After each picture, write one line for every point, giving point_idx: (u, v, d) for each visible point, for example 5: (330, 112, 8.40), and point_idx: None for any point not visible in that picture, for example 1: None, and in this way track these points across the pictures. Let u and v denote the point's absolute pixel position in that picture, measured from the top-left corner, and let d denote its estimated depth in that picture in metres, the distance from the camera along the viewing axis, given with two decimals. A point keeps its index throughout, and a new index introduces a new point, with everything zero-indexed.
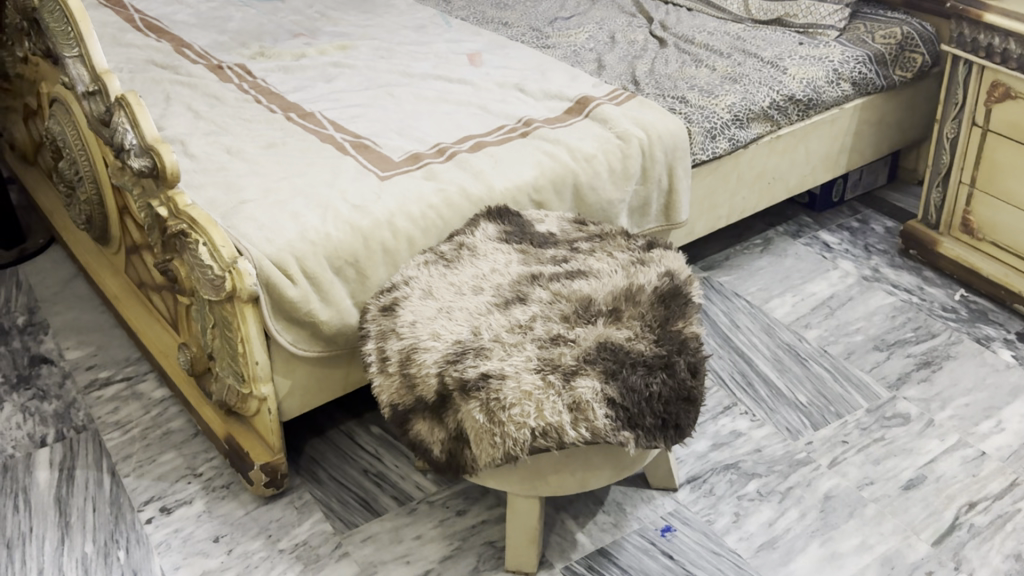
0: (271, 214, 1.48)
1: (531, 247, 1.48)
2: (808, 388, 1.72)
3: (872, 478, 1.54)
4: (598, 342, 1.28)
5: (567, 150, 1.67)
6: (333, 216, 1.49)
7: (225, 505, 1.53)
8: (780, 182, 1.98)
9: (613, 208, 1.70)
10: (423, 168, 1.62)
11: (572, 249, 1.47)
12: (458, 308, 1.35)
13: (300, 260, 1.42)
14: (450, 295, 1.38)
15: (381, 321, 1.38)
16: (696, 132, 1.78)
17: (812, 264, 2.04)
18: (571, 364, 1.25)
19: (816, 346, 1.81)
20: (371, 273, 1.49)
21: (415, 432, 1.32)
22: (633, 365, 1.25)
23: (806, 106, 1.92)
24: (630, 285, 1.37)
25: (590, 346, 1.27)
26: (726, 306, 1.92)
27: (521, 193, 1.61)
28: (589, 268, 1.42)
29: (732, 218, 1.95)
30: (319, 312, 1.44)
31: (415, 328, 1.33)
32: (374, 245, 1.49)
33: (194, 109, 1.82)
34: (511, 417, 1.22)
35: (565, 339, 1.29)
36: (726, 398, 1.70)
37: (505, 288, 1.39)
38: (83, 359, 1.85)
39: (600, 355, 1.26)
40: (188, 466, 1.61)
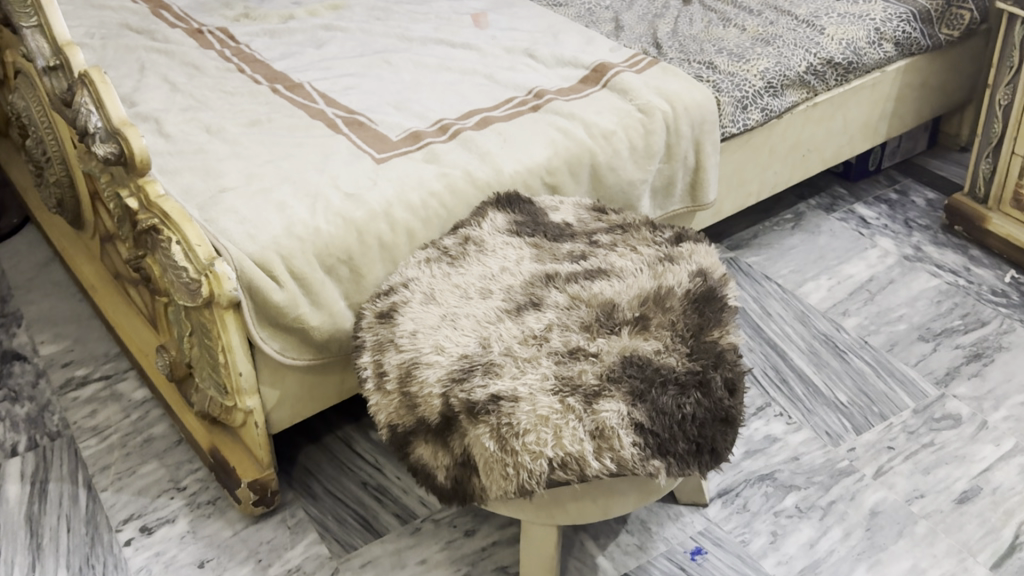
0: (254, 208, 1.33)
1: (545, 241, 1.32)
2: (848, 386, 1.57)
3: (922, 490, 1.40)
4: (622, 357, 1.13)
5: (583, 127, 1.50)
6: (323, 208, 1.33)
7: (210, 524, 1.40)
8: (815, 153, 1.81)
9: (634, 189, 1.54)
10: (423, 151, 1.46)
11: (591, 244, 1.31)
12: (464, 315, 1.20)
13: (287, 259, 1.27)
14: (455, 300, 1.23)
15: (377, 331, 1.22)
16: (726, 102, 1.61)
17: (848, 243, 1.88)
18: (593, 384, 1.10)
19: (856, 337, 1.66)
20: (367, 271, 1.33)
21: (416, 457, 1.17)
22: (663, 384, 1.11)
23: (845, 70, 1.74)
24: (658, 287, 1.22)
25: (614, 361, 1.13)
26: (756, 291, 1.76)
27: (533, 176, 1.45)
28: (611, 267, 1.26)
29: (763, 194, 1.78)
30: (308, 317, 1.28)
31: (416, 339, 1.18)
32: (369, 240, 1.33)
33: (171, 81, 1.65)
34: (526, 446, 1.07)
35: (586, 354, 1.14)
36: (759, 398, 1.55)
37: (517, 291, 1.23)
38: (58, 355, 1.71)
39: (626, 373, 1.11)
40: (171, 479, 1.47)
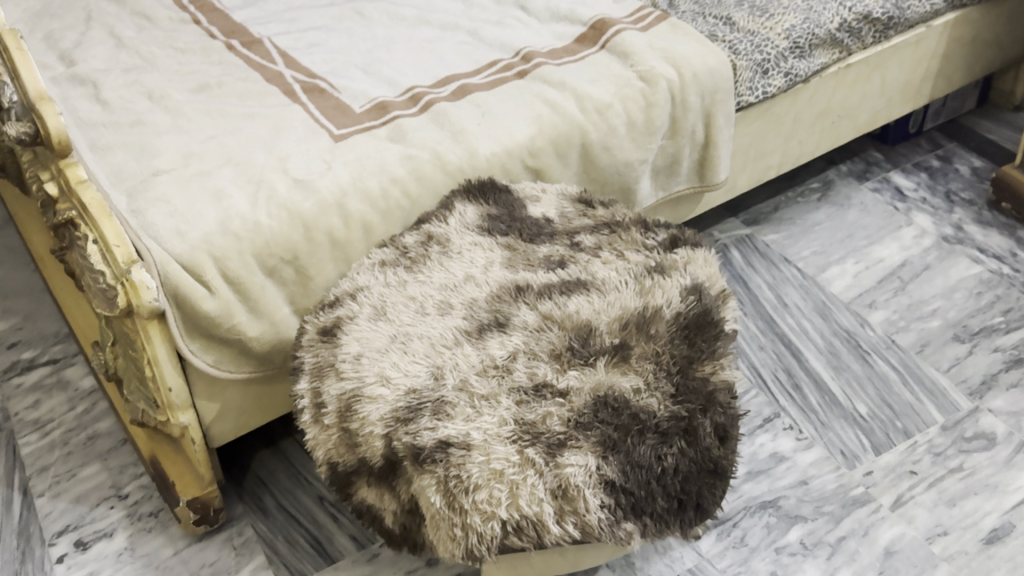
0: (187, 198, 1.16)
1: (520, 242, 1.15)
2: (869, 395, 1.39)
3: (945, 527, 1.23)
4: (595, 397, 0.96)
5: (574, 99, 1.30)
6: (266, 199, 1.16)
7: (150, 541, 1.27)
8: (847, 120, 1.60)
9: (633, 171, 1.34)
10: (388, 126, 1.28)
11: (572, 246, 1.14)
12: (417, 337, 1.04)
13: (220, 260, 1.11)
14: (408, 317, 1.06)
15: (319, 351, 1.05)
16: (743, 67, 1.40)
17: (880, 219, 1.68)
18: (558, 431, 0.94)
19: (882, 336, 1.48)
20: (316, 272, 1.17)
21: (360, 499, 1.02)
22: (641, 432, 0.94)
23: (885, 26, 1.51)
24: (644, 307, 1.04)
25: (585, 402, 0.96)
26: (772, 277, 1.58)
27: (513, 158, 1.26)
28: (592, 278, 1.09)
29: (785, 167, 1.58)
30: (245, 327, 1.13)
31: (359, 365, 1.02)
32: (318, 236, 1.16)
33: (118, 34, 1.47)
34: (476, 505, 0.91)
35: (553, 393, 0.97)
36: (767, 407, 1.38)
37: (481, 306, 1.06)
38: (5, 334, 1.57)
39: (597, 417, 0.95)
40: (113, 485, 1.34)
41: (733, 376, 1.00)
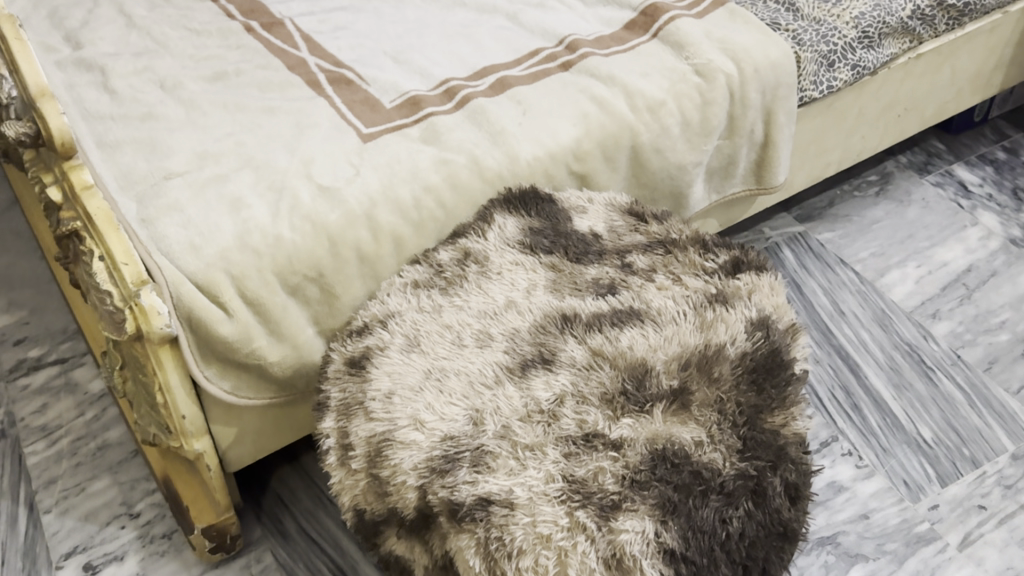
0: (202, 207, 1.06)
1: (565, 262, 1.04)
2: (934, 418, 1.30)
3: (1018, 570, 1.14)
4: (652, 451, 0.87)
5: (624, 96, 1.19)
6: (288, 209, 1.06)
7: (163, 566, 1.19)
8: (913, 112, 1.48)
9: (685, 175, 1.24)
10: (421, 125, 1.17)
11: (623, 268, 1.03)
12: (454, 373, 0.94)
13: (238, 279, 1.01)
14: (444, 349, 0.96)
15: (346, 385, 0.96)
16: (808, 59, 1.28)
17: (943, 218, 1.57)
18: (612, 491, 0.84)
19: (946, 350, 1.38)
20: (342, 291, 1.07)
21: (390, 549, 0.94)
22: (704, 493, 0.85)
23: (960, 13, 1.38)
24: (706, 344, 0.94)
25: (641, 457, 0.87)
26: (827, 281, 1.48)
27: (557, 163, 1.15)
28: (646, 308, 0.98)
29: (844, 163, 1.47)
30: (265, 351, 1.04)
31: (391, 405, 0.92)
32: (345, 252, 1.06)
33: (128, 13, 1.36)
34: (520, 573, 0.82)
35: (606, 444, 0.88)
36: (824, 430, 1.29)
37: (525, 338, 0.97)
38: (10, 329, 1.49)
39: (655, 475, 0.85)
40: (123, 502, 1.26)
41: (805, 427, 0.91)
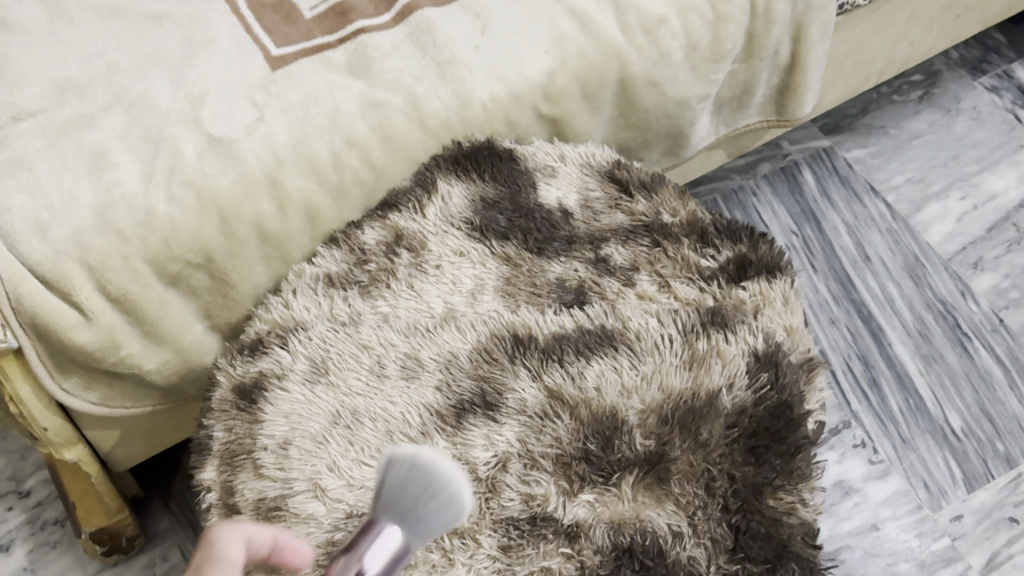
0: (55, 163, 0.78)
1: (523, 253, 0.82)
2: (966, 401, 1.10)
3: None
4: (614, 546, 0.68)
5: (614, 10, 0.91)
6: (165, 169, 0.79)
7: (54, 562, 1.03)
8: (976, 10, 1.20)
9: (687, 112, 0.99)
10: (348, 45, 0.90)
11: (598, 264, 0.81)
12: (368, 415, 0.73)
13: (99, 271, 0.76)
14: (358, 381, 0.75)
15: (232, 423, 0.75)
16: None
17: (995, 135, 1.32)
18: None
19: (987, 312, 1.17)
20: (239, 277, 0.84)
21: None
22: None
23: None
24: (695, 391, 0.72)
25: (601, 554, 0.67)
26: (853, 215, 1.24)
27: (521, 106, 0.91)
28: (622, 329, 0.76)
29: (886, 74, 1.21)
30: (140, 357, 0.82)
31: (284, 460, 0.71)
32: (240, 229, 0.82)
33: None
34: None
35: (557, 531, 0.68)
36: (835, 413, 1.09)
37: (466, 366, 0.75)
38: None
39: None
40: (12, 478, 1.08)
41: (814, 512, 0.71)
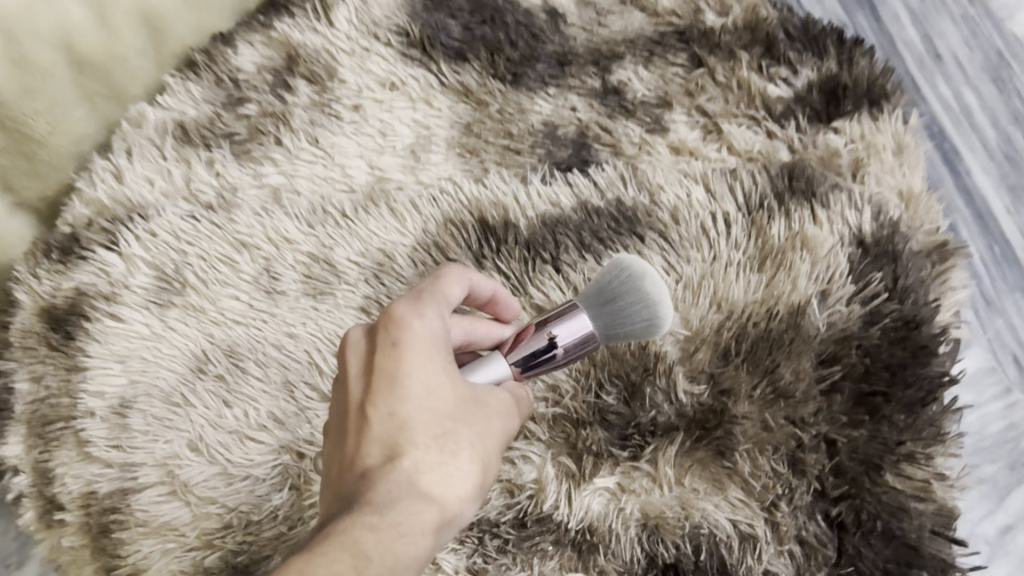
0: None
1: (490, 83, 0.54)
2: None
3: None
4: (649, 556, 0.43)
5: None
6: None
7: None
8: None
9: None
10: None
11: (607, 97, 0.54)
12: (255, 349, 0.47)
13: None
14: (235, 304, 0.48)
15: (45, 369, 0.48)
16: None
17: None
18: None
19: None
20: (46, 128, 0.48)
21: None
22: None
23: None
24: (770, 306, 0.46)
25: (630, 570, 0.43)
26: None
27: None
28: (648, 207, 0.49)
29: None
30: None
31: (121, 432, 0.45)
32: (33, 48, 0.45)
33: None
34: None
35: (558, 533, 0.44)
36: None
37: (409, 264, 0.48)
38: None
39: None
40: None
41: (951, 491, 0.46)
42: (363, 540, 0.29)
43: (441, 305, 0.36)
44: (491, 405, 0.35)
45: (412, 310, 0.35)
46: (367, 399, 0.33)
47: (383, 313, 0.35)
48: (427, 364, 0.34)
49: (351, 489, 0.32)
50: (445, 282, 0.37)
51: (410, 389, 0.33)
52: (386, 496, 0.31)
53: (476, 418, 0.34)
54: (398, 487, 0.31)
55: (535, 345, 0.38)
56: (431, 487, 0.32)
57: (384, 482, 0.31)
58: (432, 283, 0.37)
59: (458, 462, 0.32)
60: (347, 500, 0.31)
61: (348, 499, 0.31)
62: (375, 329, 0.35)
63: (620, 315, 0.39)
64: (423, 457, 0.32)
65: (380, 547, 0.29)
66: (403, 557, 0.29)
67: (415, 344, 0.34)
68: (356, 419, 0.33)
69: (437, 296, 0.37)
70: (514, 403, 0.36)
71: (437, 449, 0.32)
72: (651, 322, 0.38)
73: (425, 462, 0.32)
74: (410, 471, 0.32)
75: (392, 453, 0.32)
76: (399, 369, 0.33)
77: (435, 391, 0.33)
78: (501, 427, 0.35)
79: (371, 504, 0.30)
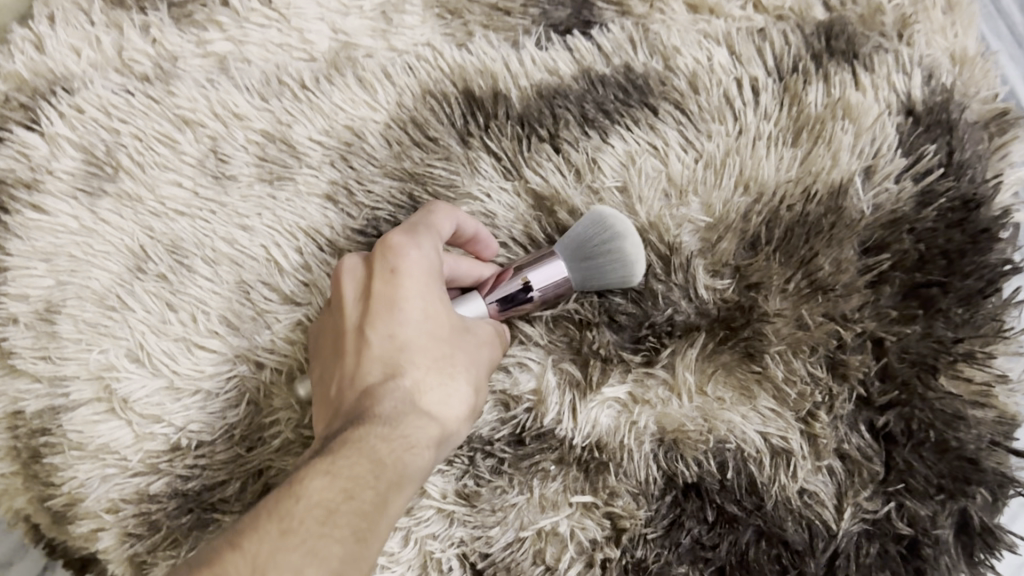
0: None
1: None
2: None
3: None
4: (664, 471, 0.38)
5: None
6: None
7: None
8: None
9: None
10: None
11: None
12: (202, 242, 0.40)
13: None
14: (177, 192, 0.40)
15: None
16: None
17: None
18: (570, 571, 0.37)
19: None
20: None
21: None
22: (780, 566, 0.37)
23: None
24: (804, 185, 0.39)
25: (642, 488, 0.37)
26: None
27: None
28: (663, 73, 0.42)
29: None
30: None
31: (49, 342, 0.39)
32: None
33: None
34: None
35: (558, 447, 0.38)
36: None
37: (382, 145, 0.42)
38: None
39: (672, 537, 0.37)
40: None
41: (1012, 394, 0.39)
42: (372, 458, 0.29)
43: (436, 236, 0.35)
44: (478, 332, 0.35)
45: (409, 238, 0.34)
46: (365, 323, 0.33)
47: (380, 240, 0.34)
48: (427, 289, 0.34)
49: (350, 408, 0.32)
50: (436, 215, 0.36)
51: (409, 314, 0.33)
52: (388, 413, 0.31)
53: (470, 341, 0.34)
54: (399, 403, 0.32)
55: (510, 288, 0.37)
56: (431, 407, 0.32)
57: (386, 399, 0.32)
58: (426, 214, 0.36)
59: (455, 386, 0.33)
60: (348, 417, 0.31)
61: (350, 414, 0.32)
62: (372, 256, 0.34)
63: (595, 270, 0.38)
64: (423, 377, 0.32)
65: (387, 465, 0.29)
66: (410, 468, 0.30)
67: (414, 270, 0.33)
68: (353, 341, 0.33)
69: (430, 223, 0.36)
70: (497, 334, 0.36)
71: (435, 373, 0.32)
72: (625, 277, 0.37)
73: (425, 383, 0.32)
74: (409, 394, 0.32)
75: (391, 375, 0.32)
76: (398, 294, 0.33)
77: (432, 316, 0.33)
78: (489, 356, 0.35)
79: (377, 416, 0.31)
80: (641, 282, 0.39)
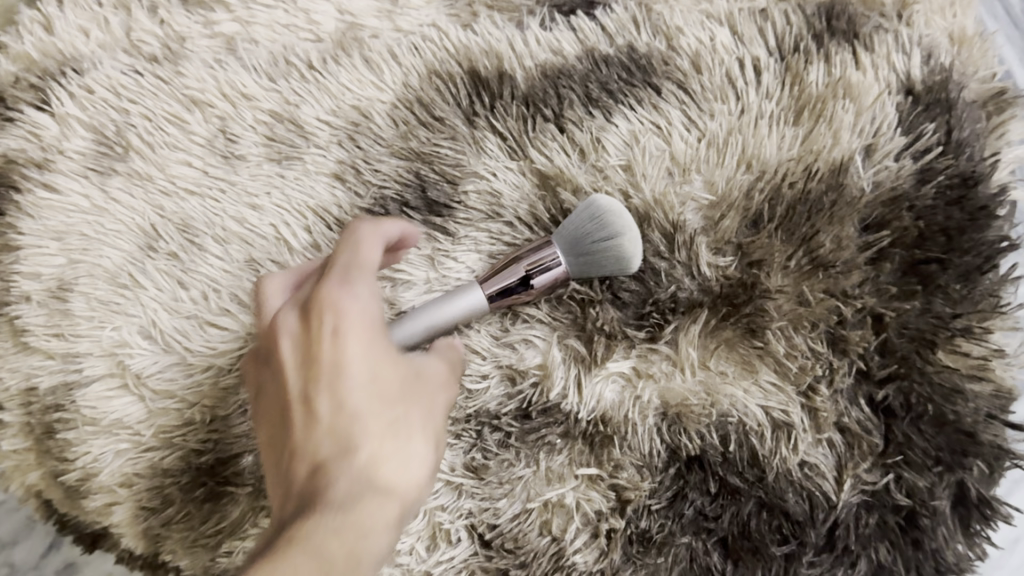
0: None
1: None
2: None
3: None
4: (671, 445, 0.38)
5: None
6: None
7: None
8: None
9: None
10: None
11: None
12: (211, 220, 0.40)
13: None
14: (186, 171, 0.41)
15: None
16: None
17: None
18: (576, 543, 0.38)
19: None
20: None
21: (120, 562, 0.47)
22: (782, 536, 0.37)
23: None
24: (805, 163, 0.40)
25: (647, 462, 0.38)
26: None
27: None
28: (665, 53, 0.43)
29: None
30: None
31: (61, 319, 0.39)
32: None
33: None
34: None
35: (564, 421, 0.39)
36: None
37: (389, 124, 0.42)
38: None
39: (676, 510, 0.38)
40: None
41: (1009, 368, 0.40)
42: (328, 543, 0.27)
43: (369, 275, 0.34)
44: (431, 379, 0.34)
45: (341, 288, 0.32)
46: (305, 397, 0.31)
47: (311, 298, 0.32)
48: (370, 350, 0.32)
49: (289, 515, 0.29)
50: (363, 244, 0.34)
51: (354, 380, 0.31)
52: (340, 497, 0.29)
53: (418, 397, 0.33)
54: (351, 485, 0.29)
55: (511, 278, 0.38)
56: (388, 478, 0.30)
57: (336, 475, 0.30)
58: (352, 248, 0.34)
59: (409, 446, 0.31)
60: (296, 506, 0.29)
61: (296, 502, 0.29)
62: (308, 313, 0.32)
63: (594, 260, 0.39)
64: (378, 448, 0.30)
65: (345, 549, 0.28)
66: (366, 554, 0.28)
67: (355, 325, 0.32)
68: (298, 417, 0.31)
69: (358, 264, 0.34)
70: (451, 370, 0.36)
71: (389, 439, 0.31)
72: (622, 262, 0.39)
73: (382, 454, 0.30)
74: (363, 468, 0.30)
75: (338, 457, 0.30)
76: (341, 359, 0.31)
77: (370, 382, 0.31)
78: (444, 401, 0.34)
79: (330, 501, 0.29)
80: (643, 261, 0.40)
